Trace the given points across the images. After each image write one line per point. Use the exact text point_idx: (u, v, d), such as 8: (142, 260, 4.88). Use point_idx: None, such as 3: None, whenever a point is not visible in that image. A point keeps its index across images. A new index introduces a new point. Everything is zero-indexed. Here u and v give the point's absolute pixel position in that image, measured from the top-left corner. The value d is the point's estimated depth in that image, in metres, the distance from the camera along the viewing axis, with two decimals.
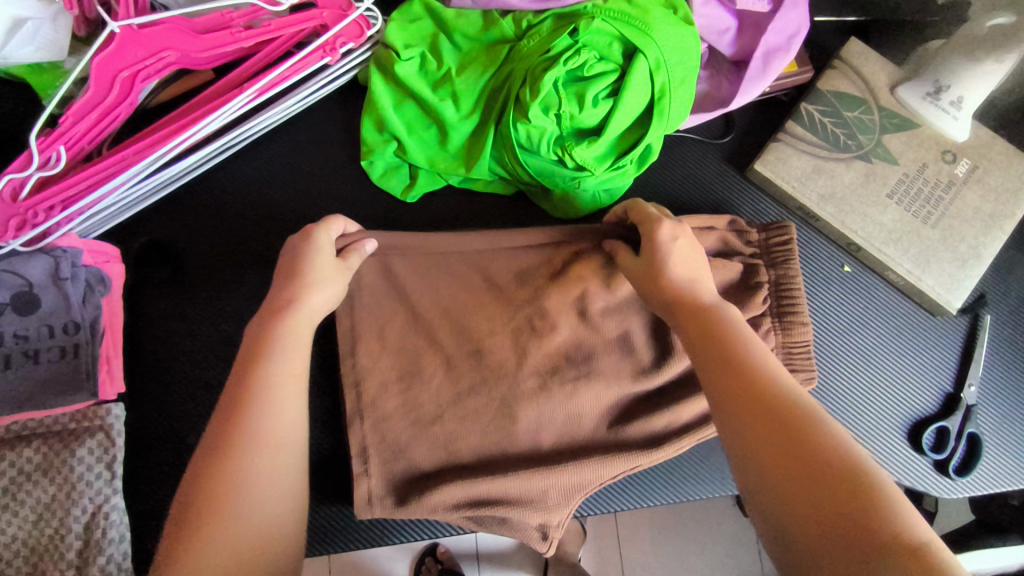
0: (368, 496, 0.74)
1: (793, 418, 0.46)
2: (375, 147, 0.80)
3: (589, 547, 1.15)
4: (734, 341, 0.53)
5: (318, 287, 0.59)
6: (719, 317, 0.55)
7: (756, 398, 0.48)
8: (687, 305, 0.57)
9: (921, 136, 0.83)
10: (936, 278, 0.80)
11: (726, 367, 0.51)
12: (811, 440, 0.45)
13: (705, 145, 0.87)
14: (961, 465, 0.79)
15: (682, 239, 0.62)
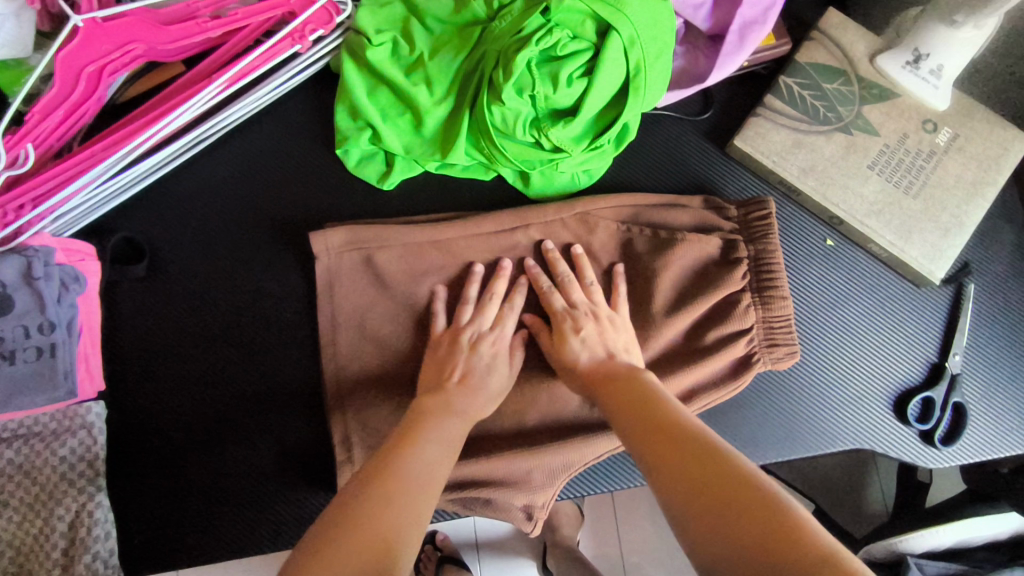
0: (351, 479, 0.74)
1: (695, 450, 0.53)
2: (349, 135, 0.79)
3: (587, 529, 1.17)
4: (651, 404, 0.61)
5: (483, 406, 0.70)
6: (638, 386, 0.65)
7: (668, 445, 0.55)
8: (606, 374, 0.68)
9: (902, 105, 0.83)
10: (918, 249, 0.79)
11: (645, 428, 0.58)
12: (709, 463, 0.51)
13: (684, 122, 0.86)
14: (947, 435, 0.79)
15: (587, 328, 0.72)
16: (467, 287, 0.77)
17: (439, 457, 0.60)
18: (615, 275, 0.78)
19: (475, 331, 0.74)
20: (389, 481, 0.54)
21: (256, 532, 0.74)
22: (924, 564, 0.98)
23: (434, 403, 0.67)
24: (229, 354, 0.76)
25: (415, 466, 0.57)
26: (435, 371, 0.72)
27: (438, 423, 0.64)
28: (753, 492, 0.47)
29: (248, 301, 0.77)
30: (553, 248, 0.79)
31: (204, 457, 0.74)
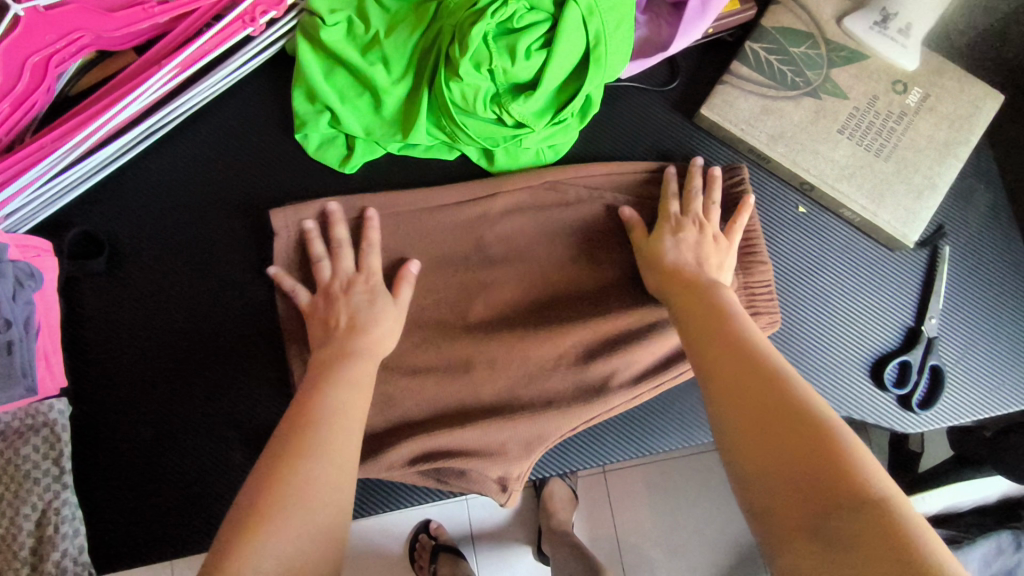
0: None
1: (754, 371, 0.53)
2: (307, 120, 0.77)
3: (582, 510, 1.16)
4: (722, 321, 0.61)
5: (381, 340, 0.69)
6: (713, 302, 0.64)
7: (731, 366, 0.55)
8: (683, 287, 0.68)
9: (871, 67, 0.81)
10: (891, 212, 0.78)
11: (711, 347, 0.59)
12: (770, 390, 0.51)
13: (649, 93, 0.84)
14: (925, 399, 0.79)
15: (684, 236, 0.73)
16: (312, 244, 0.74)
17: (352, 396, 0.62)
18: (743, 204, 0.75)
19: (340, 281, 0.72)
20: (294, 440, 0.55)
21: (228, 518, 0.73)
22: None
23: (331, 352, 0.67)
24: (194, 345, 0.75)
25: (327, 418, 0.58)
26: (320, 328, 0.70)
27: (346, 364, 0.65)
28: (808, 423, 0.47)
29: (212, 289, 0.76)
30: (700, 164, 0.78)
31: (172, 447, 0.73)
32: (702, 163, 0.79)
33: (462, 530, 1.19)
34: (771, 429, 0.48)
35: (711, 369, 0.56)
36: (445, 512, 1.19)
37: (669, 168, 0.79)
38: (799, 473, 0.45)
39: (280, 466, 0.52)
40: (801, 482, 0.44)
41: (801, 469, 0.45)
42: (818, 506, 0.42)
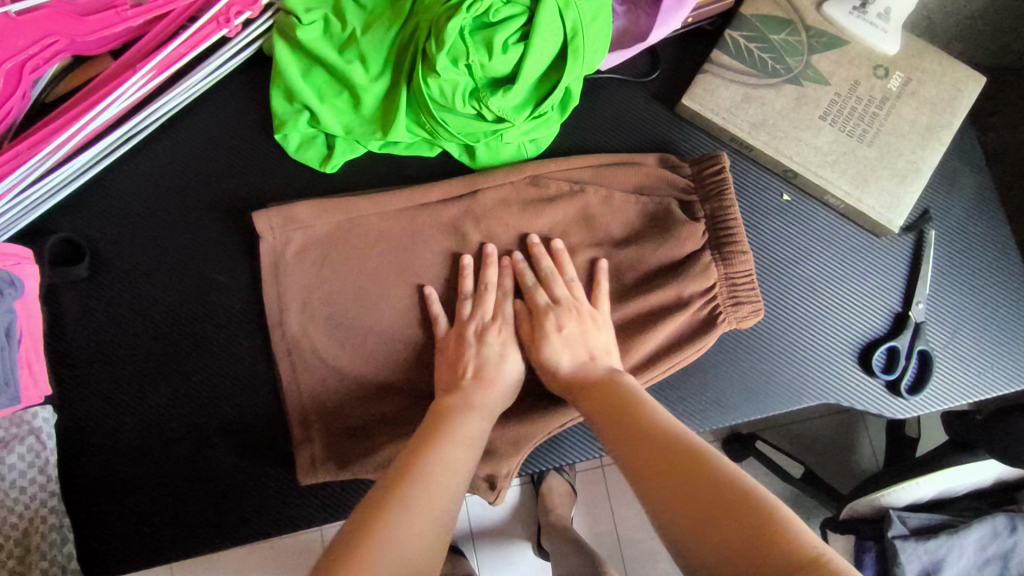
0: (311, 458, 0.74)
1: (673, 454, 0.54)
2: (286, 120, 0.77)
3: (581, 504, 1.24)
4: (626, 407, 0.62)
5: (497, 400, 0.70)
6: (613, 387, 0.66)
7: (644, 454, 0.56)
8: (582, 380, 0.69)
9: (852, 53, 0.81)
10: (875, 197, 0.78)
11: (622, 433, 0.60)
12: (643, 433, 0.58)
13: (630, 85, 0.84)
14: (913, 384, 0.78)
15: (568, 325, 0.72)
16: (461, 279, 0.77)
17: (459, 453, 0.60)
18: (597, 270, 0.77)
19: (480, 321, 0.74)
20: (403, 488, 0.53)
21: (218, 521, 0.73)
22: (908, 516, 0.99)
23: (455, 402, 0.67)
24: (179, 349, 0.75)
25: (437, 464, 0.57)
26: (448, 369, 0.72)
27: (458, 421, 0.64)
28: (670, 451, 0.55)
29: (196, 293, 0.76)
30: (539, 241, 0.78)
31: (159, 453, 0.73)
32: (540, 239, 0.78)
33: (462, 529, 1.24)
34: (701, 512, 0.49)
35: (627, 460, 0.57)
36: None
37: (488, 246, 0.78)
38: (738, 554, 0.46)
39: (392, 505, 0.51)
40: (742, 562, 0.45)
41: (740, 551, 0.46)
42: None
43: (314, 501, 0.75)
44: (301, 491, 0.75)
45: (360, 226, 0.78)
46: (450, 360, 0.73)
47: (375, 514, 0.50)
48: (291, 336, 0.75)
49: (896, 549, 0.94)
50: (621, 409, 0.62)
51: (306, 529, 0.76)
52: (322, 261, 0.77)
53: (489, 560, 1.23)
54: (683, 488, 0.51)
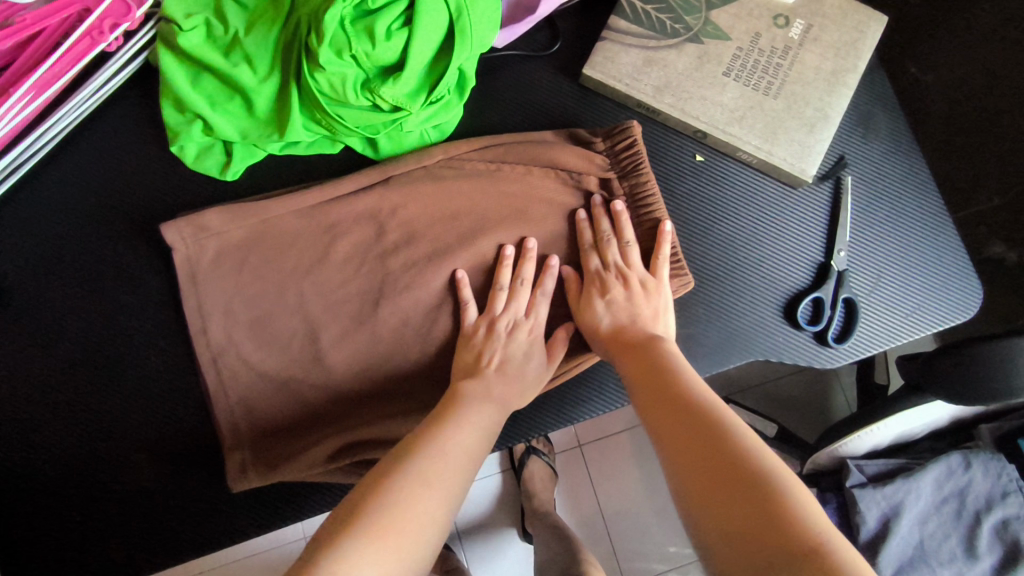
0: (242, 464, 0.73)
1: (701, 429, 0.55)
2: (180, 130, 0.75)
3: (562, 486, 1.25)
4: (660, 373, 0.64)
5: (520, 393, 0.71)
6: (652, 351, 0.67)
7: (673, 425, 0.58)
8: (621, 341, 0.70)
9: (751, 4, 0.79)
10: (785, 149, 0.77)
11: (655, 400, 0.61)
12: (694, 416, 0.57)
13: (532, 60, 0.82)
14: (841, 332, 0.78)
15: (614, 292, 0.73)
16: (500, 272, 0.76)
17: (467, 438, 0.62)
18: (663, 234, 0.75)
19: (511, 319, 0.75)
20: (406, 468, 0.55)
21: (160, 537, 0.73)
22: (865, 464, 1.00)
23: (473, 387, 0.69)
24: (101, 374, 0.74)
25: (438, 449, 0.58)
26: (472, 360, 0.73)
27: (470, 406, 0.66)
28: (718, 443, 0.53)
29: (115, 316, 0.75)
30: (600, 201, 0.78)
31: (89, 479, 0.72)
32: (602, 199, 0.79)
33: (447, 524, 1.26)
34: (724, 487, 0.50)
35: (660, 428, 0.59)
36: None
37: (506, 248, 0.76)
38: (751, 535, 0.46)
39: (391, 483, 0.53)
40: (751, 542, 0.46)
41: (753, 530, 0.46)
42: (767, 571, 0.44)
43: (255, 506, 0.75)
44: (243, 499, 0.75)
45: (270, 229, 0.76)
46: (483, 354, 0.73)
47: (358, 506, 0.51)
48: (209, 348, 0.74)
49: (853, 497, 0.95)
50: (671, 389, 0.61)
51: (254, 537, 0.76)
52: (233, 269, 0.76)
53: (474, 549, 1.24)
54: (708, 463, 0.52)
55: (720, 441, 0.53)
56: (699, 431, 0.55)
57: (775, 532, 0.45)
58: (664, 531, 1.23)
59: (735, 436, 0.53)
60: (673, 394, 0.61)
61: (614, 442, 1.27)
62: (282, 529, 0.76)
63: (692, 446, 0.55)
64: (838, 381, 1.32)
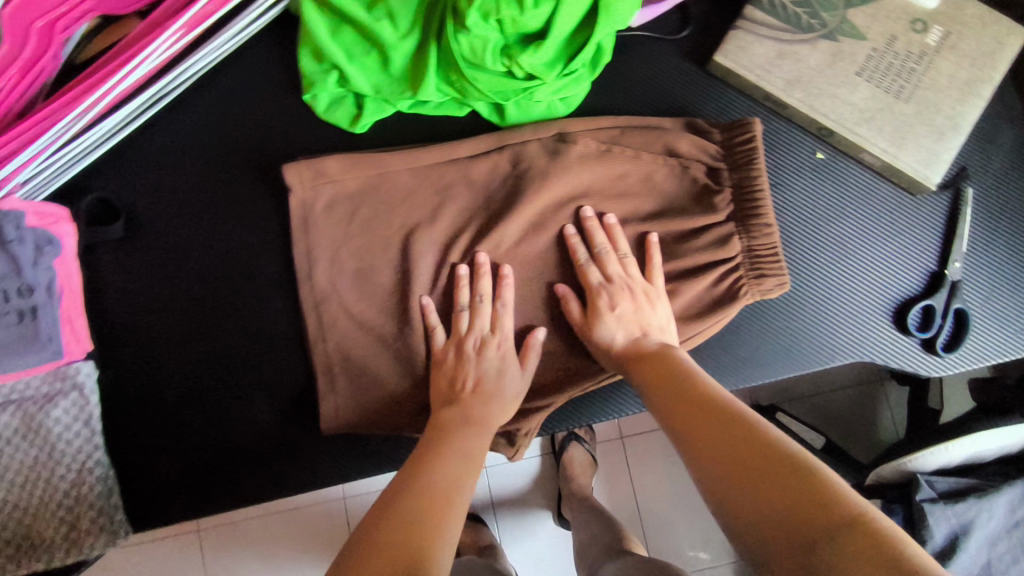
0: (335, 409, 0.75)
1: (727, 429, 0.57)
2: (315, 79, 0.76)
3: (600, 474, 1.25)
4: (682, 385, 0.64)
5: (498, 412, 0.71)
6: (665, 361, 0.68)
7: (703, 431, 0.58)
8: (635, 353, 0.70)
9: (890, 6, 0.78)
10: (912, 154, 0.77)
11: (675, 405, 0.62)
12: (719, 420, 0.58)
13: (660, 43, 0.82)
14: (949, 342, 0.78)
15: (620, 305, 0.72)
16: (458, 291, 0.75)
17: (456, 469, 0.61)
18: (649, 246, 0.74)
19: (477, 337, 0.74)
20: (400, 506, 0.55)
21: (257, 473, 0.75)
22: (936, 481, 1.00)
23: (454, 416, 0.68)
24: (217, 308, 0.76)
25: (420, 490, 0.57)
26: (447, 382, 0.72)
27: (452, 436, 0.66)
28: (749, 440, 0.54)
29: (233, 254, 0.77)
30: (591, 215, 0.76)
31: (198, 408, 0.74)
32: (593, 213, 0.77)
33: (482, 497, 1.27)
34: (755, 477, 0.52)
35: (683, 433, 0.60)
36: None
37: (460, 267, 0.75)
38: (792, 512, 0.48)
39: (389, 522, 0.52)
40: (792, 519, 0.48)
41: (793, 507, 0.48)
42: (815, 545, 0.45)
43: (345, 453, 0.77)
44: (337, 442, 0.77)
45: (388, 185, 0.78)
46: (456, 372, 0.73)
47: (358, 553, 0.49)
48: (318, 294, 0.76)
49: (923, 513, 0.96)
50: (688, 397, 0.62)
51: (343, 481, 0.78)
52: (350, 220, 0.78)
53: (507, 526, 1.26)
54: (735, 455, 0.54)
55: (749, 438, 0.54)
56: (724, 432, 0.56)
57: (814, 507, 0.47)
58: (697, 532, 1.25)
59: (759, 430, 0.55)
60: (691, 401, 0.61)
61: (657, 436, 1.28)
62: (366, 477, 0.78)
63: (720, 447, 0.56)
64: (886, 401, 1.31)
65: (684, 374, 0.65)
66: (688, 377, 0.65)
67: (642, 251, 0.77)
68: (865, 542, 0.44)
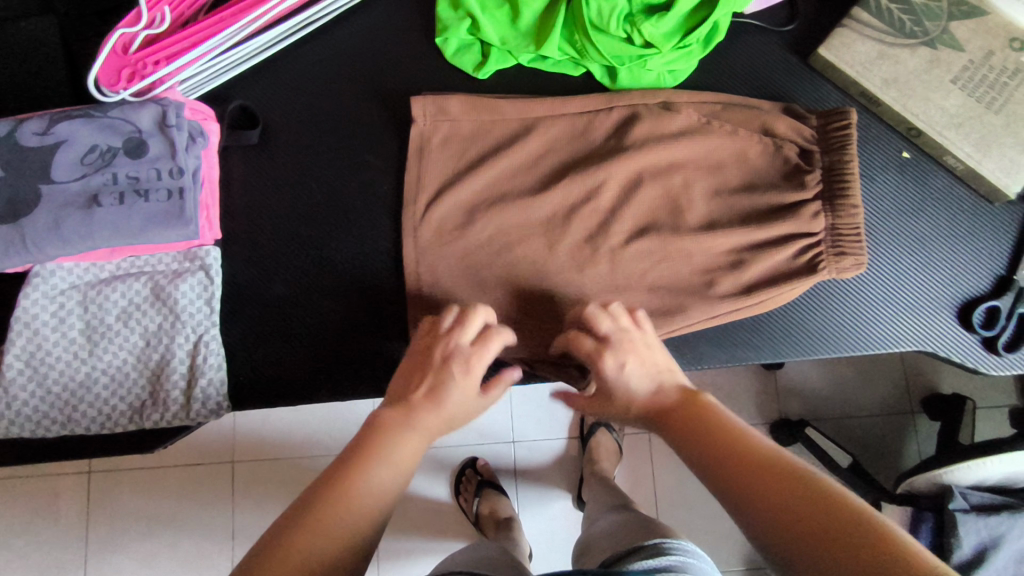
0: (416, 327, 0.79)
1: (795, 491, 0.51)
2: (450, 24, 0.83)
3: (623, 466, 1.30)
4: (718, 428, 0.59)
5: (443, 425, 0.63)
6: (698, 412, 0.62)
7: (752, 480, 0.54)
8: (657, 406, 0.65)
9: (990, 24, 0.82)
10: (995, 161, 0.81)
11: (721, 459, 0.57)
12: (772, 467, 0.54)
13: (768, 34, 0.87)
14: (1010, 342, 0.82)
15: (629, 363, 0.67)
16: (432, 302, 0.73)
17: (386, 474, 0.57)
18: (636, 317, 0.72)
19: (452, 343, 0.67)
20: (324, 508, 0.53)
21: (344, 376, 0.80)
22: (970, 493, 1.02)
23: (395, 416, 0.61)
24: (328, 220, 0.82)
25: (349, 499, 0.54)
26: (404, 382, 0.65)
27: (396, 438, 0.60)
28: (814, 496, 0.50)
29: (349, 174, 0.83)
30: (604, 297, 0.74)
31: (302, 307, 0.80)
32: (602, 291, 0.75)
33: (505, 466, 1.30)
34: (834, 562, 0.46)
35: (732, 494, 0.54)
36: (494, 450, 1.30)
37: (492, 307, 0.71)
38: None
39: (304, 531, 0.51)
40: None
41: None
42: None
43: None
44: None
45: (498, 128, 0.83)
46: (415, 369, 0.66)
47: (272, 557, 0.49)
48: (417, 217, 0.81)
49: (954, 518, 0.98)
50: (724, 440, 0.58)
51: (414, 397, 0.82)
52: (459, 156, 0.83)
53: (526, 497, 1.29)
54: (806, 521, 0.49)
55: (809, 494, 0.51)
56: (776, 483, 0.52)
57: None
58: (710, 530, 1.28)
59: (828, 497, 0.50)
60: (730, 447, 0.57)
61: None
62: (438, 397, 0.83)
63: (772, 500, 0.52)
64: (916, 433, 1.31)
65: (714, 416, 0.61)
66: (719, 421, 0.60)
67: (728, 219, 0.82)
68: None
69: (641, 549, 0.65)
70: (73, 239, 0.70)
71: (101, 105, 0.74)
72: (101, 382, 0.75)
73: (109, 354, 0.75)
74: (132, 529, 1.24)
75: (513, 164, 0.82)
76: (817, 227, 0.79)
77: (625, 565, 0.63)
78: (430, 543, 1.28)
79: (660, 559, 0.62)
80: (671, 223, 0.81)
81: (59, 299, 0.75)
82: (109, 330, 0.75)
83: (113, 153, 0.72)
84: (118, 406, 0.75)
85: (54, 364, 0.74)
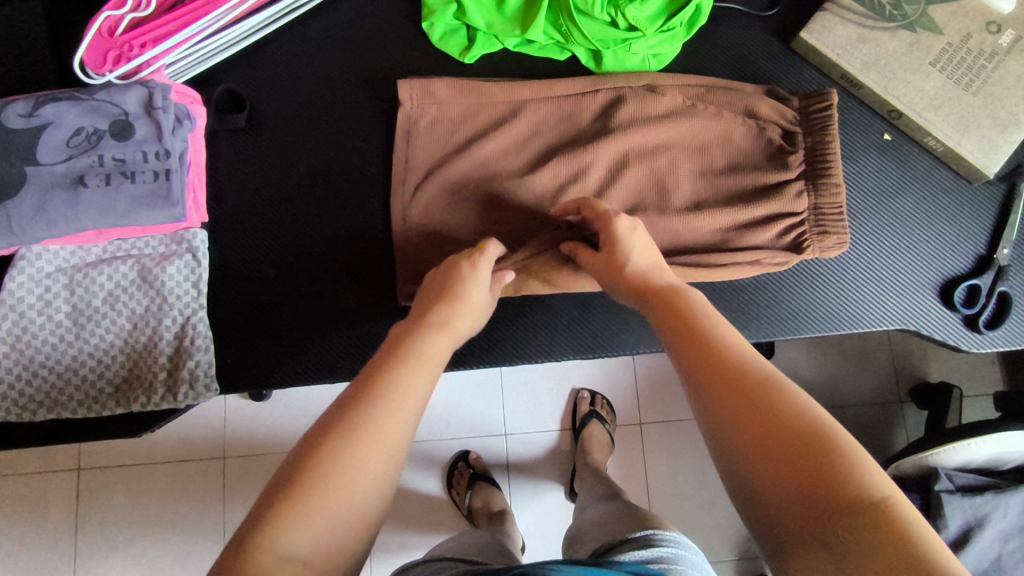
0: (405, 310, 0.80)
1: (745, 383, 0.52)
2: (436, 9, 0.83)
3: (615, 456, 1.30)
4: (690, 317, 0.59)
5: (468, 321, 0.64)
6: (679, 297, 0.62)
7: (707, 368, 0.54)
8: (641, 291, 0.65)
9: (968, 7, 0.83)
10: (974, 142, 0.82)
11: (690, 340, 0.57)
12: (727, 358, 0.54)
13: (751, 19, 0.88)
14: (990, 321, 0.83)
15: (640, 229, 0.70)
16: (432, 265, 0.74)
17: (425, 378, 0.55)
18: None
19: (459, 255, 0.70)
20: (376, 410, 0.50)
21: (332, 359, 0.80)
22: (956, 474, 1.03)
23: (410, 324, 0.61)
24: (316, 203, 0.82)
25: (394, 394, 0.52)
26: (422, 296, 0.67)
27: (426, 340, 0.58)
28: (761, 390, 0.51)
29: (337, 158, 0.83)
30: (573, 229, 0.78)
31: (292, 290, 0.81)
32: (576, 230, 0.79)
33: (497, 458, 1.30)
34: (766, 443, 0.48)
35: (689, 370, 0.55)
36: (485, 442, 1.30)
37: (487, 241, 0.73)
38: (802, 481, 0.45)
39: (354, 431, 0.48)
40: (799, 490, 0.45)
41: (803, 476, 0.45)
42: (822, 504, 0.44)
43: None
44: None
45: (485, 112, 0.83)
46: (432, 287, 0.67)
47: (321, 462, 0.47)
48: (405, 200, 0.81)
49: (941, 500, 0.99)
50: (691, 329, 0.58)
51: None
52: (446, 140, 0.83)
53: (518, 488, 1.29)
54: (745, 410, 0.50)
55: (756, 388, 0.51)
56: (728, 373, 0.53)
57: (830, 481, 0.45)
58: (700, 519, 1.29)
59: (777, 386, 0.51)
60: (695, 334, 0.57)
61: (676, 426, 1.32)
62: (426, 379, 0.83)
63: (722, 389, 0.52)
64: (903, 420, 1.32)
65: (687, 306, 0.61)
66: (689, 310, 0.60)
67: (713, 200, 0.83)
68: (880, 533, 0.42)
69: (631, 540, 0.66)
70: (60, 220, 0.70)
71: (87, 88, 0.74)
72: (88, 365, 0.75)
73: (96, 337, 0.75)
74: (123, 525, 1.24)
75: (500, 147, 0.83)
76: (798, 207, 0.80)
77: (615, 555, 0.63)
78: (420, 535, 1.27)
79: (650, 550, 0.63)
80: (656, 205, 0.82)
81: (44, 282, 0.74)
82: (96, 313, 0.75)
83: (99, 135, 0.72)
84: (106, 390, 0.75)
85: (41, 347, 0.74)
